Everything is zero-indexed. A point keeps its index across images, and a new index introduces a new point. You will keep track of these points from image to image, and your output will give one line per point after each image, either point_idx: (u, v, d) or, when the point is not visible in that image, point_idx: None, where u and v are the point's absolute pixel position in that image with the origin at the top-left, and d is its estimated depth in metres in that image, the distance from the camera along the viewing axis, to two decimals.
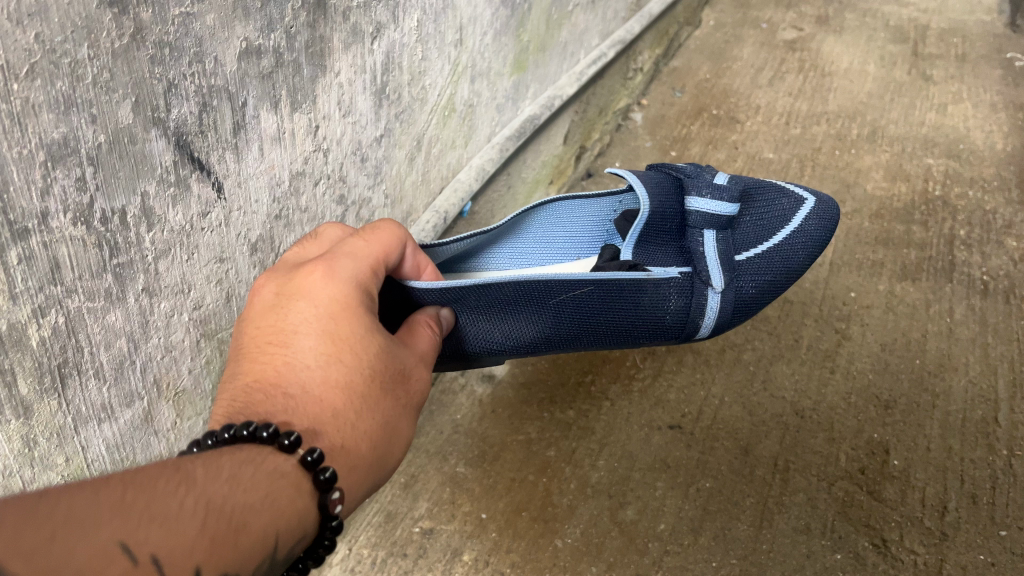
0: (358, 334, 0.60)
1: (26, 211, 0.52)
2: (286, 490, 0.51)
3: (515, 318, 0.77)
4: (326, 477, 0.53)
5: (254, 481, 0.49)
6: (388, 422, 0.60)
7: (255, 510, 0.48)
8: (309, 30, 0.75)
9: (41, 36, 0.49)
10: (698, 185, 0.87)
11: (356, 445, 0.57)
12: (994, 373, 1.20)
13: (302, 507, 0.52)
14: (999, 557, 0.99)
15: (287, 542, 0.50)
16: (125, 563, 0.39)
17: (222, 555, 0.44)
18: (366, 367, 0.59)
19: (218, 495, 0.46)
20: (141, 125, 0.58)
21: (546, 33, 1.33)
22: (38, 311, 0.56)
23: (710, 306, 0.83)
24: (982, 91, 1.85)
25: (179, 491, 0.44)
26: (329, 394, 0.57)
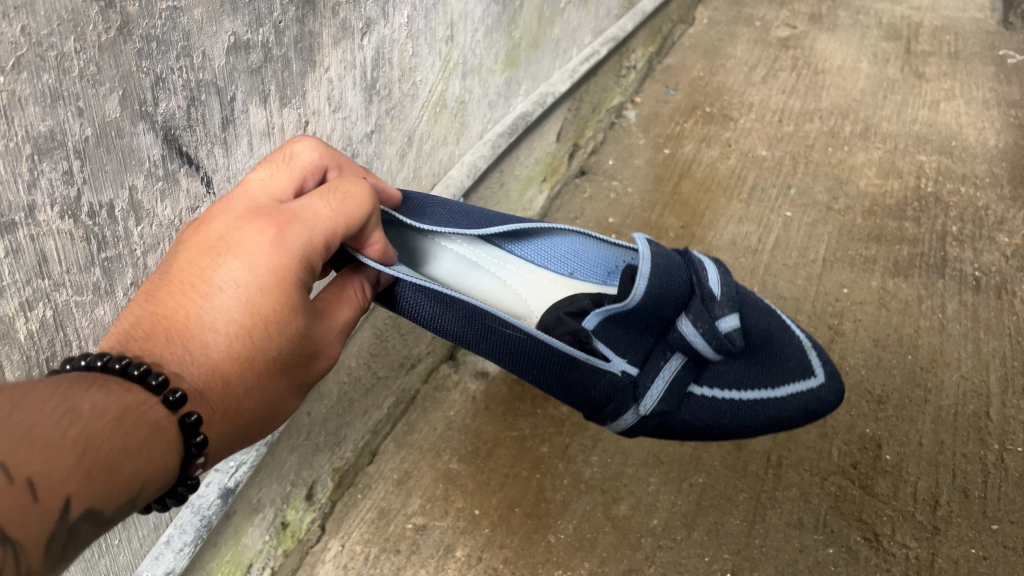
0: (277, 312, 0.56)
1: (14, 204, 0.52)
2: (161, 439, 0.49)
3: (450, 319, 0.73)
4: (198, 444, 0.52)
5: (136, 423, 0.47)
6: (271, 397, 0.59)
7: (130, 453, 0.46)
8: (298, 25, 0.75)
9: (27, 29, 0.49)
10: (706, 310, 0.77)
11: (236, 414, 0.56)
12: (985, 368, 1.21)
13: (170, 463, 0.50)
14: (991, 551, 1.00)
15: (149, 491, 0.48)
16: (2, 480, 0.38)
17: (95, 491, 0.43)
18: (273, 347, 0.57)
19: (99, 431, 0.44)
20: (129, 119, 0.59)
21: (537, 30, 1.33)
22: (26, 304, 0.56)
23: (629, 411, 0.77)
24: (975, 88, 1.86)
25: (60, 419, 0.43)
26: (226, 362, 0.55)
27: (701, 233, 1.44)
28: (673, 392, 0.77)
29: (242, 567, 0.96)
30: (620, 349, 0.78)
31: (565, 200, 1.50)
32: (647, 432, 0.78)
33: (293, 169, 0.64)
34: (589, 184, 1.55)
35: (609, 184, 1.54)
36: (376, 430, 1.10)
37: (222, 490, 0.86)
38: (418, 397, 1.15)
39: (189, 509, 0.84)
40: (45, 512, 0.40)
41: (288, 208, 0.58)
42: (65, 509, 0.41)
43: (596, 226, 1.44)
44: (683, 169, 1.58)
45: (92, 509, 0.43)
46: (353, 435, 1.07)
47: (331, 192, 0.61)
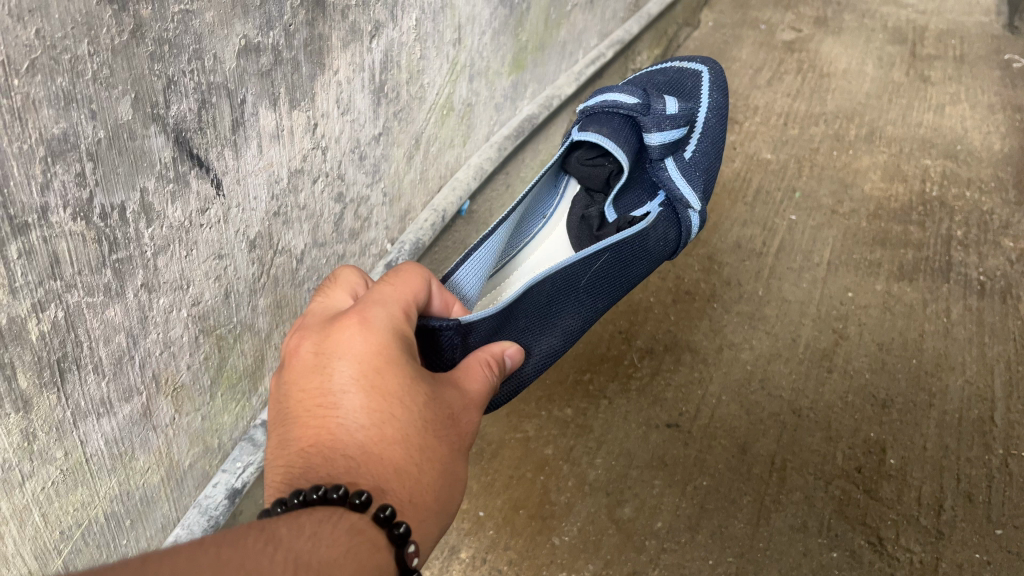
0: (407, 386, 0.57)
1: (27, 206, 0.52)
2: (363, 546, 0.50)
3: (564, 317, 0.82)
4: (401, 531, 0.52)
5: (330, 537, 0.49)
6: (446, 469, 0.58)
7: (337, 565, 0.47)
8: (308, 29, 0.76)
9: (42, 33, 0.49)
10: (654, 120, 0.97)
11: (421, 492, 0.56)
12: (990, 373, 1.21)
13: (380, 564, 0.51)
14: (995, 556, 1.00)
15: None
16: None
17: None
18: (421, 418, 0.57)
19: (305, 553, 0.46)
20: (140, 122, 0.59)
21: (545, 33, 1.34)
22: (38, 305, 0.56)
23: (694, 222, 0.99)
24: (980, 92, 1.86)
25: (269, 552, 0.44)
26: (388, 451, 0.55)
27: (707, 235, 1.44)
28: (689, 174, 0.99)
29: None
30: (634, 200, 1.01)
31: None
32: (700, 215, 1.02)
33: (343, 282, 0.67)
34: None
35: None
36: None
37: (229, 491, 0.86)
38: None
39: (196, 508, 0.84)
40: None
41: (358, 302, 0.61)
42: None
43: None
44: None
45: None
46: None
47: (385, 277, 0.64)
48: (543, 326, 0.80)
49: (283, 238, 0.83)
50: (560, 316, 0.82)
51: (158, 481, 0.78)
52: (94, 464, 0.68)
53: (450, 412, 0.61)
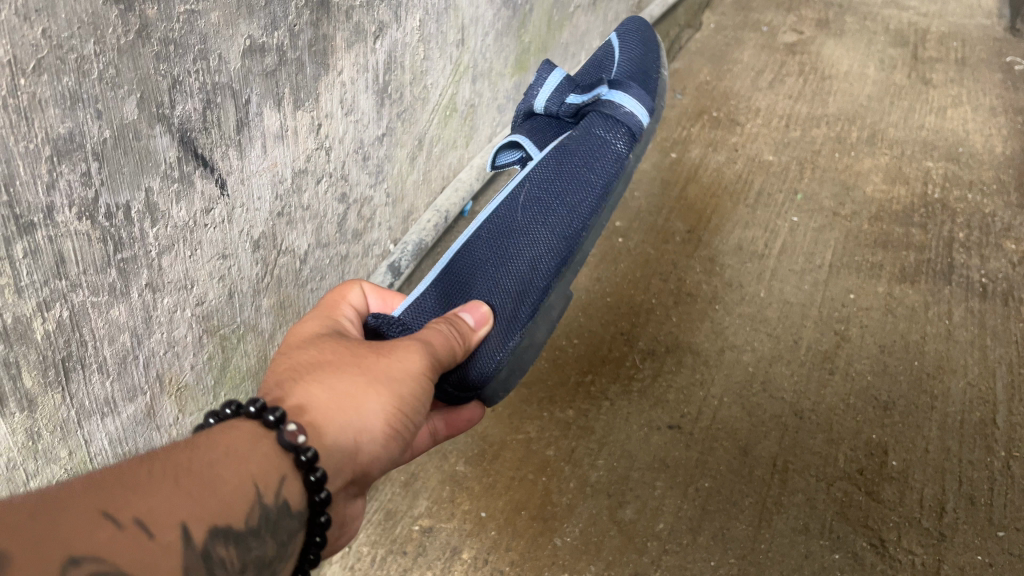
0: (310, 337, 0.67)
1: (32, 206, 0.52)
2: (252, 442, 0.53)
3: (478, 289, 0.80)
4: (272, 415, 0.54)
5: (215, 438, 0.52)
6: (351, 379, 0.61)
7: (223, 464, 0.51)
8: (312, 29, 0.76)
9: (48, 32, 0.49)
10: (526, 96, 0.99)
11: (319, 397, 0.59)
12: (992, 375, 1.21)
13: (271, 455, 0.54)
14: (997, 558, 1.00)
15: (269, 489, 0.52)
16: (114, 530, 0.43)
17: (203, 506, 0.48)
18: (321, 350, 0.64)
19: (183, 458, 0.49)
20: (146, 121, 0.59)
21: (547, 35, 1.34)
22: (43, 305, 0.56)
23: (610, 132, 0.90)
24: (982, 95, 1.86)
25: (146, 465, 0.48)
26: (284, 377, 0.61)
27: (708, 237, 1.44)
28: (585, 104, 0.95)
29: None
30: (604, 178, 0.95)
31: None
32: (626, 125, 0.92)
33: None
34: None
35: None
36: None
37: None
38: None
39: None
40: (167, 545, 0.45)
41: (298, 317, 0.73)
42: (184, 536, 0.46)
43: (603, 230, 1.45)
44: (690, 174, 1.59)
45: (216, 524, 0.48)
46: None
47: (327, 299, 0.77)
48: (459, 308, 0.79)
49: (286, 238, 0.83)
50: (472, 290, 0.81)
51: None
52: (98, 463, 0.68)
53: (368, 344, 0.65)
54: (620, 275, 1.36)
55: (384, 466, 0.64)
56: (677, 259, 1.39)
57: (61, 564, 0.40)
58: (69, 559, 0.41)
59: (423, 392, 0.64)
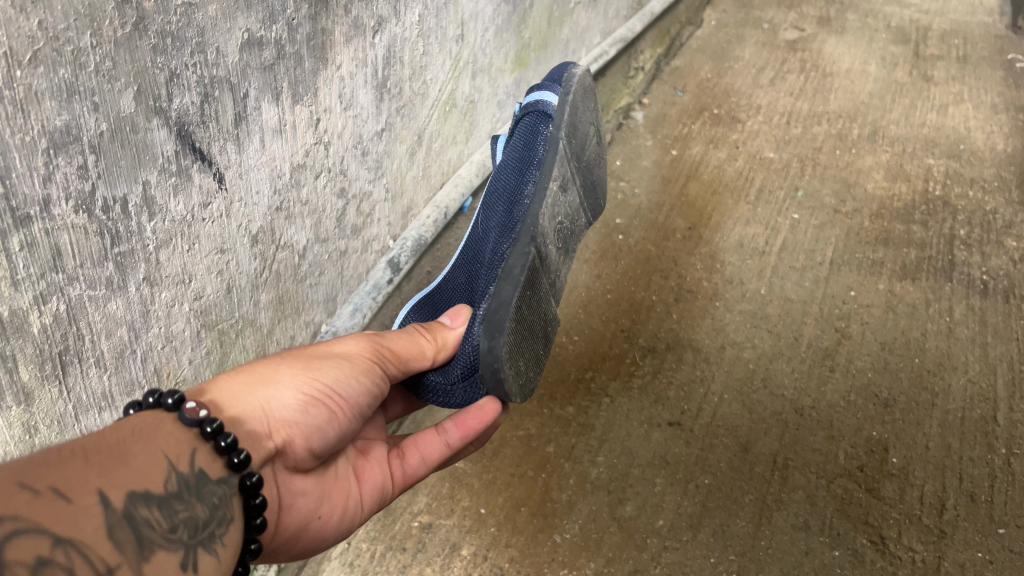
0: None
1: (29, 198, 0.52)
2: (157, 422, 0.54)
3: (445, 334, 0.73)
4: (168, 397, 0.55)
5: (116, 425, 0.52)
6: (266, 366, 0.62)
7: (129, 441, 0.50)
8: (311, 23, 0.75)
9: (44, 24, 0.49)
10: None
11: (231, 385, 0.60)
12: (992, 372, 1.21)
13: (182, 433, 0.54)
14: (997, 555, 1.00)
15: (181, 460, 0.52)
16: (30, 496, 0.42)
17: (117, 475, 0.47)
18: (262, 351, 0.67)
19: (84, 439, 0.49)
20: (143, 115, 0.59)
21: (547, 31, 1.34)
22: (40, 298, 0.56)
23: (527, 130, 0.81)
24: (983, 93, 1.85)
25: (48, 448, 0.47)
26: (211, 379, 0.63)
27: (708, 235, 1.44)
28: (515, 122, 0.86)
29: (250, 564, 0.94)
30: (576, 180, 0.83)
31: None
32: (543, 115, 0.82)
33: None
34: None
35: (616, 185, 1.54)
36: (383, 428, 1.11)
37: None
38: None
39: None
40: (88, 508, 0.44)
41: None
42: (103, 500, 0.45)
43: (603, 227, 1.44)
44: (690, 171, 1.58)
45: (133, 490, 0.48)
46: None
47: None
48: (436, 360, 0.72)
49: (285, 233, 0.83)
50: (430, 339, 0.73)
51: None
52: None
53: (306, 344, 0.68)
54: (620, 272, 1.36)
55: (312, 441, 0.63)
56: (677, 256, 1.39)
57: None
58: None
59: (346, 370, 0.64)
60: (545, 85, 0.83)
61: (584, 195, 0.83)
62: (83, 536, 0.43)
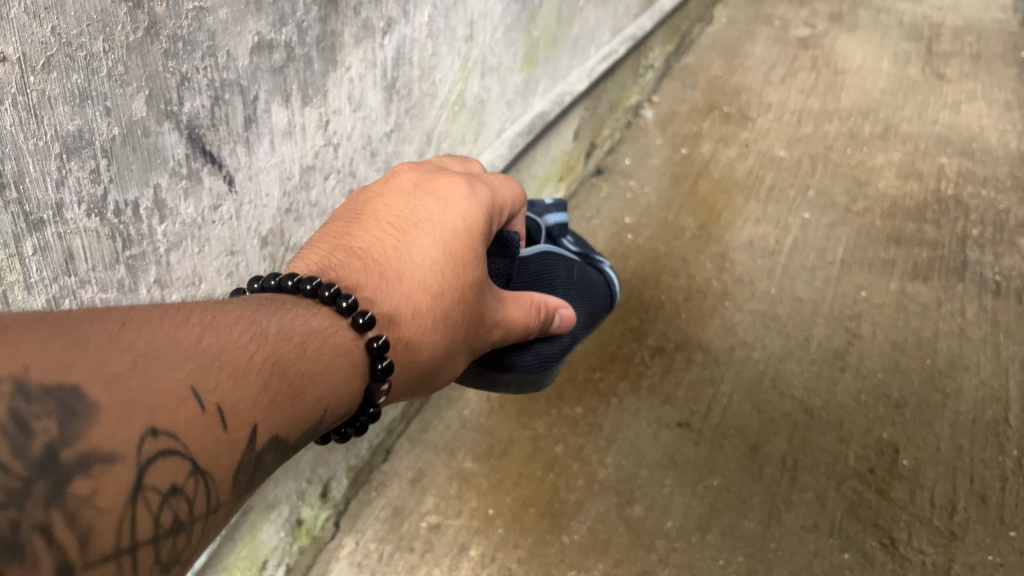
0: (466, 248, 0.67)
1: (41, 203, 0.53)
2: (344, 366, 0.55)
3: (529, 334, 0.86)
4: (382, 367, 0.58)
5: (323, 351, 0.53)
6: (451, 347, 0.67)
7: (316, 379, 0.52)
8: (321, 25, 0.75)
9: (57, 30, 0.49)
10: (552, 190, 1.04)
11: (420, 349, 0.64)
12: (1005, 373, 1.20)
13: (353, 387, 0.56)
14: (1008, 558, 0.99)
15: (331, 417, 0.54)
16: (195, 408, 0.42)
17: (277, 417, 0.47)
18: (456, 288, 0.66)
19: (281, 357, 0.49)
20: (154, 119, 0.59)
21: (557, 29, 1.33)
22: (52, 301, 0.56)
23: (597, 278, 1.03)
24: (996, 90, 1.84)
25: (251, 348, 0.47)
26: (421, 296, 0.63)
27: (718, 233, 1.43)
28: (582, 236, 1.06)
29: (257, 564, 0.95)
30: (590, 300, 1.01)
31: (581, 199, 1.51)
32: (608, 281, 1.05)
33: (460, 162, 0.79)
34: (604, 184, 1.54)
35: (625, 184, 1.54)
36: (390, 429, 1.11)
37: None
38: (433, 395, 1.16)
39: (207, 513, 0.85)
40: (234, 442, 0.44)
41: (467, 188, 0.70)
42: (251, 438, 0.45)
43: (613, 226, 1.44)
44: (701, 169, 1.58)
45: (278, 433, 0.48)
46: (372, 432, 1.08)
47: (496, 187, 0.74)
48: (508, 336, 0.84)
49: (294, 236, 0.83)
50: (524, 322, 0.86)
51: None
52: None
53: (479, 304, 0.69)
54: (630, 271, 1.35)
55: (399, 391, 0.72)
56: (687, 255, 1.39)
57: (140, 434, 0.38)
58: (149, 429, 0.39)
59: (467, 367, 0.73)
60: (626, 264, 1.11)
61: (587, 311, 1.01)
62: (213, 469, 0.42)
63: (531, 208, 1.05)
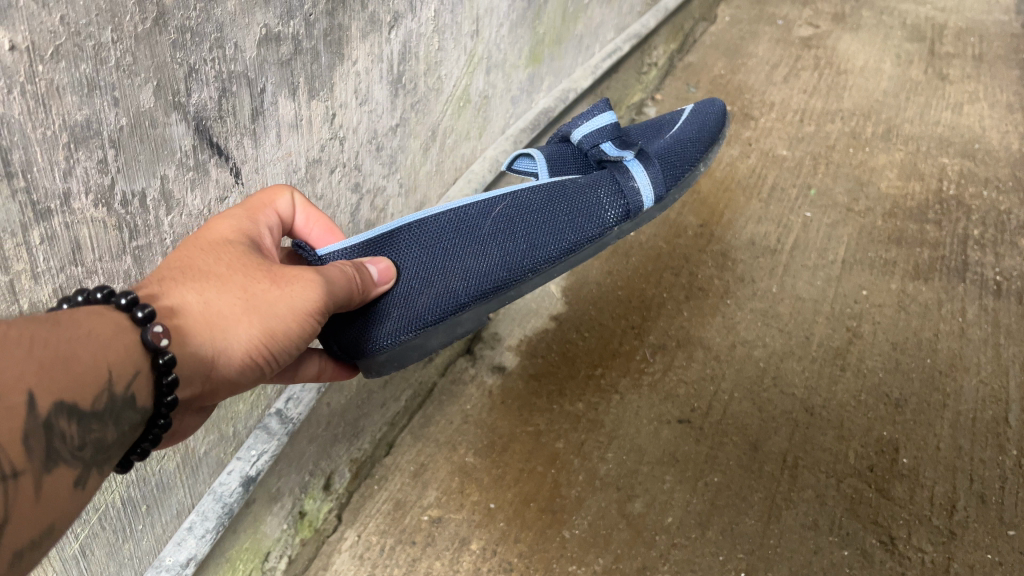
0: (214, 234, 0.64)
1: (49, 192, 0.53)
2: (104, 328, 0.51)
3: (445, 277, 0.80)
4: (143, 313, 0.53)
5: (79, 318, 0.50)
6: (227, 297, 0.60)
7: (83, 343, 0.49)
8: (328, 19, 0.76)
9: (66, 19, 0.49)
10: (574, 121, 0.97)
11: (182, 306, 0.58)
12: (1005, 373, 1.20)
13: (127, 346, 0.52)
14: (1007, 557, 0.99)
15: (120, 376, 0.51)
16: None
17: (55, 380, 0.46)
18: (218, 257, 0.62)
19: (43, 324, 0.47)
20: (161, 109, 0.59)
21: (561, 26, 1.34)
22: (59, 291, 0.57)
23: (638, 175, 0.89)
24: (999, 92, 1.84)
25: (5, 323, 0.45)
26: (166, 271, 0.60)
27: (720, 232, 1.43)
28: (602, 174, 0.90)
29: (260, 555, 0.98)
30: (572, 222, 0.86)
31: None
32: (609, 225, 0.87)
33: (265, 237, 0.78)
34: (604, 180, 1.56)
35: None
36: (393, 423, 1.13)
37: (242, 479, 0.89)
38: (435, 390, 1.17)
39: (211, 496, 0.87)
40: (11, 409, 0.43)
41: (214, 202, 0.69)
42: (31, 402, 0.44)
43: None
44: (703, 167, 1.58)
45: (63, 399, 0.46)
46: (370, 428, 1.11)
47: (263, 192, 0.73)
48: (423, 273, 0.80)
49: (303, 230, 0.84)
50: (446, 267, 0.81)
51: (173, 467, 0.82)
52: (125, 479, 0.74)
53: (265, 267, 0.64)
54: (631, 268, 1.36)
55: (236, 387, 0.62)
56: (688, 253, 1.39)
57: None
58: None
59: (298, 331, 0.64)
60: (636, 191, 0.88)
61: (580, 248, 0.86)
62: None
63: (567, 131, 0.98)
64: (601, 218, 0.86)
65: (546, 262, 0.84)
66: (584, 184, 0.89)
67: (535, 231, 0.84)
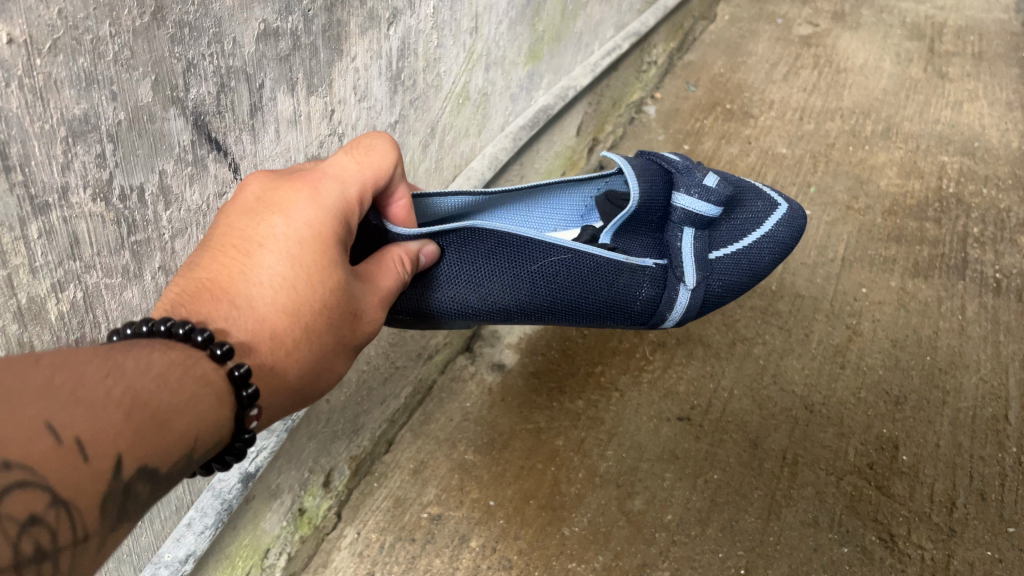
0: (322, 254, 0.60)
1: (47, 186, 0.53)
2: (204, 394, 0.50)
3: (471, 295, 0.78)
4: (247, 394, 0.53)
5: (183, 382, 0.49)
6: (323, 355, 0.61)
7: (182, 409, 0.48)
8: (327, 14, 0.76)
9: (64, 13, 0.50)
10: (687, 183, 0.89)
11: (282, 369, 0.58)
12: (1005, 371, 1.20)
13: (219, 416, 0.51)
14: (1007, 554, 0.99)
15: (205, 445, 0.50)
16: (48, 442, 0.40)
17: (144, 446, 0.44)
18: (321, 289, 0.59)
19: (147, 387, 0.46)
20: (160, 104, 0.59)
21: (561, 24, 1.33)
22: (57, 285, 0.57)
23: (680, 301, 0.86)
24: (998, 90, 1.84)
25: (110, 383, 0.44)
26: (273, 316, 0.58)
27: None
28: (659, 268, 0.86)
29: (259, 552, 0.99)
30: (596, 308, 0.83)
31: None
32: (621, 317, 0.86)
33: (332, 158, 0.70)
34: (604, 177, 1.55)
35: None
36: (393, 420, 1.11)
37: (241, 476, 0.89)
38: (435, 387, 1.17)
39: (210, 492, 0.87)
40: (96, 473, 0.42)
41: (314, 174, 0.62)
42: (115, 467, 0.43)
43: None
44: None
45: (148, 467, 0.45)
46: (369, 425, 1.10)
47: (359, 147, 0.65)
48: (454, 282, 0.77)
49: None
50: (477, 288, 0.78)
51: None
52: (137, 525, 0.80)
53: (353, 309, 0.63)
54: None
55: None
56: None
57: None
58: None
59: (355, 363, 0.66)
60: (661, 311, 0.86)
61: (587, 318, 0.85)
62: (75, 497, 0.41)
63: (679, 175, 0.89)
64: (628, 306, 0.84)
65: (552, 315, 0.83)
66: (640, 275, 0.84)
67: (567, 295, 0.81)
